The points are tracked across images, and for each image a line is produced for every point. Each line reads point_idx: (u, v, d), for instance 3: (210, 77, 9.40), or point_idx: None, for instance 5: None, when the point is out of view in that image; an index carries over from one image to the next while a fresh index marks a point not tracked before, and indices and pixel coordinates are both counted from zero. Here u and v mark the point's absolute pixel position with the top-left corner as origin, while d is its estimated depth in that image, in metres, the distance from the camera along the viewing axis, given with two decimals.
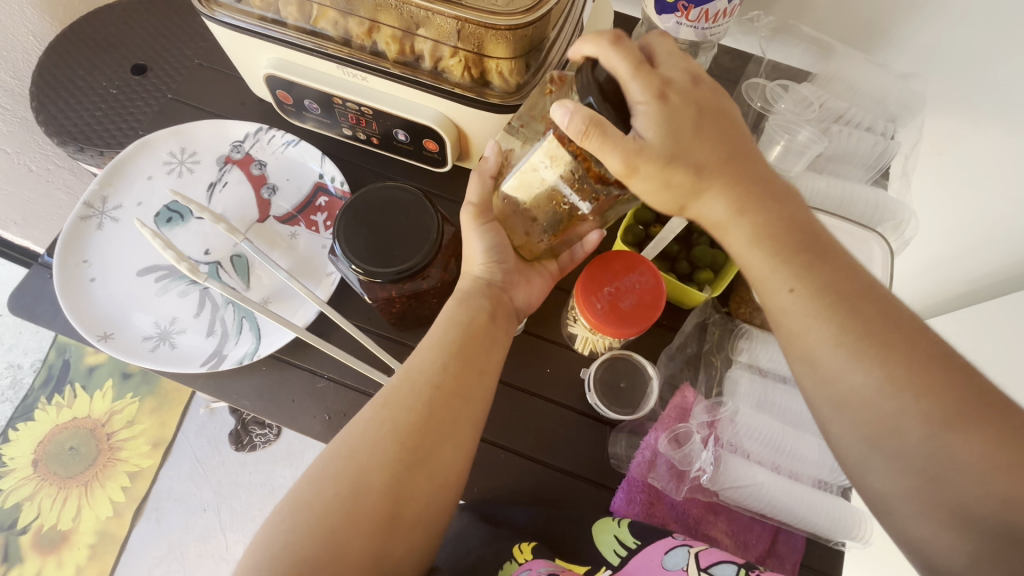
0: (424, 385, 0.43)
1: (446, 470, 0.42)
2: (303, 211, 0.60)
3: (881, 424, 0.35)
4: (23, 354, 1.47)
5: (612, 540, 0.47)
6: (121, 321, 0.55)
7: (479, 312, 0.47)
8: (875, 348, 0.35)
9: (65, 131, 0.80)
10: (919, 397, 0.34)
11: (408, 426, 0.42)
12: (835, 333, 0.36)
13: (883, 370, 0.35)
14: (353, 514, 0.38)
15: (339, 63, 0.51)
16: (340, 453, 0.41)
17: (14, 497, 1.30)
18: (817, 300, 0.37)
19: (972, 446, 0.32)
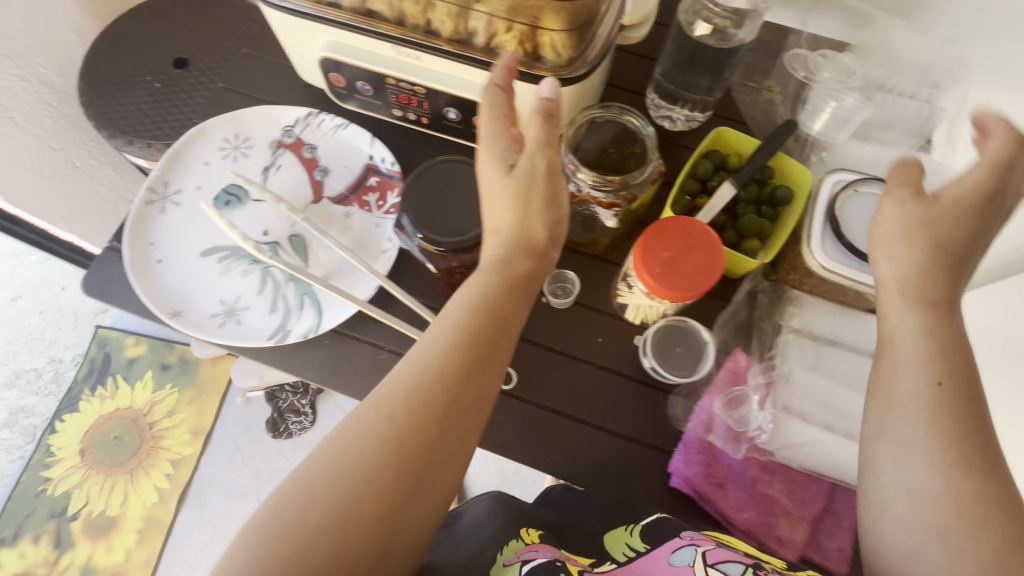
0: (437, 394, 0.40)
1: (450, 478, 0.40)
2: (355, 192, 0.62)
3: (908, 470, 0.36)
4: (65, 349, 1.53)
5: (622, 545, 0.47)
6: (188, 300, 0.57)
7: (501, 304, 0.44)
8: (938, 418, 0.37)
9: (114, 125, 0.84)
10: (930, 461, 0.36)
11: (417, 437, 0.39)
12: (921, 385, 0.38)
13: (941, 429, 0.36)
14: (348, 530, 0.35)
15: (394, 43, 0.53)
16: (333, 469, 0.37)
17: (62, 485, 1.35)
18: (938, 356, 0.38)
19: (969, 508, 0.34)
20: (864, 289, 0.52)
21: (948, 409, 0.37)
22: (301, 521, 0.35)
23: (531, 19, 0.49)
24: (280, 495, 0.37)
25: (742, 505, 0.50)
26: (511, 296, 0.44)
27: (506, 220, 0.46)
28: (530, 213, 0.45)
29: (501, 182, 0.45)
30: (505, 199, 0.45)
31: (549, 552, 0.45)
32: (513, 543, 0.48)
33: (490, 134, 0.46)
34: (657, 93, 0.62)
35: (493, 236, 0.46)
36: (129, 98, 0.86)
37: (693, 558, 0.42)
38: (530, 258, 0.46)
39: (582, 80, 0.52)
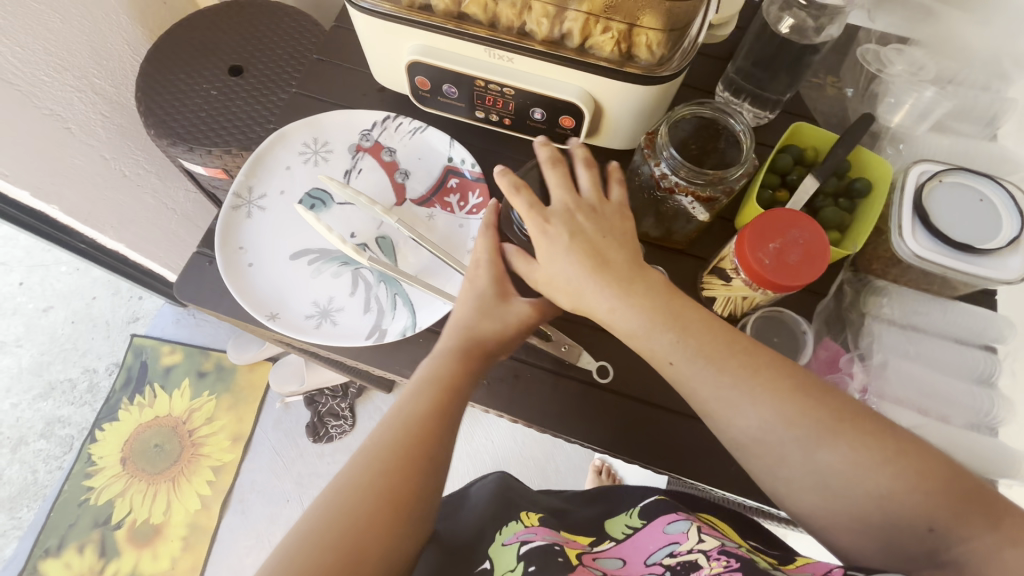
0: (414, 433, 0.46)
1: (436, 483, 0.46)
2: (437, 193, 0.63)
3: (776, 446, 0.43)
4: (98, 359, 1.53)
5: (622, 525, 0.59)
6: (283, 302, 0.58)
7: (448, 367, 0.50)
8: (796, 394, 0.43)
9: (174, 133, 0.84)
10: (806, 434, 0.42)
11: (398, 472, 0.45)
12: (718, 380, 0.44)
13: (799, 402, 0.42)
14: (347, 560, 0.41)
15: (487, 46, 0.54)
16: (324, 520, 0.43)
17: (104, 494, 1.35)
18: (699, 355, 0.45)
19: (845, 452, 0.41)
20: (953, 275, 0.53)
21: (781, 391, 0.43)
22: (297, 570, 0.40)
23: (628, 18, 0.50)
24: (272, 557, 0.42)
25: None
26: (462, 370, 0.50)
27: (481, 326, 0.51)
28: (513, 324, 0.51)
29: (508, 307, 0.51)
30: (471, 306, 0.51)
31: (548, 536, 0.55)
32: (512, 526, 0.57)
33: (490, 265, 0.52)
34: (727, 88, 0.65)
35: (454, 329, 0.51)
36: (188, 106, 0.86)
37: (687, 527, 0.51)
38: (496, 344, 0.51)
39: (673, 79, 0.52)
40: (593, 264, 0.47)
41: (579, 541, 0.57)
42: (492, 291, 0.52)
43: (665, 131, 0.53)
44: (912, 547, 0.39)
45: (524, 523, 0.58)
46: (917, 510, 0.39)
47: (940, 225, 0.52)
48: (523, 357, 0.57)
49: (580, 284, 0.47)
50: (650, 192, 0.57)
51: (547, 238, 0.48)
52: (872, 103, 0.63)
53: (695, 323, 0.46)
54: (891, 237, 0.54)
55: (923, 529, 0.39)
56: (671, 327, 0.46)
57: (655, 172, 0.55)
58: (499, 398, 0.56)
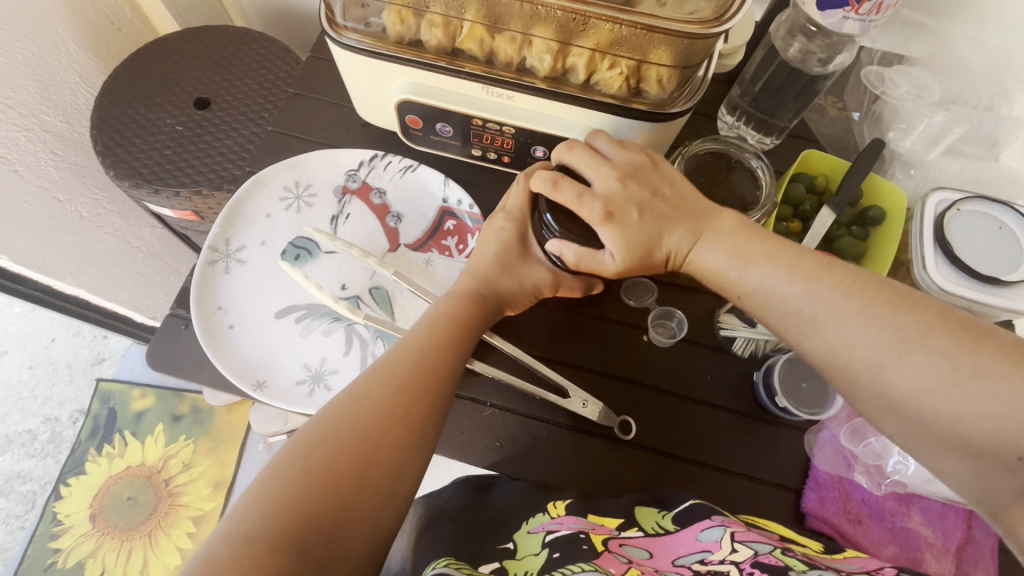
0: (431, 358, 0.45)
1: (445, 409, 0.45)
2: (433, 236, 0.59)
3: (846, 364, 0.38)
4: (60, 407, 1.43)
5: (653, 519, 0.45)
6: (271, 367, 0.52)
7: (466, 301, 0.50)
8: (868, 310, 0.38)
9: (137, 174, 0.78)
10: (886, 343, 0.37)
11: (412, 388, 0.43)
12: (784, 297, 0.40)
13: (868, 317, 0.37)
14: (360, 467, 0.39)
15: (484, 83, 0.50)
16: (275, 470, 0.39)
17: (74, 555, 1.25)
18: (767, 272, 0.41)
19: (925, 365, 0.36)
20: (978, 308, 0.51)
21: (855, 308, 0.38)
22: (312, 469, 0.38)
23: (637, 54, 0.46)
24: (280, 457, 0.40)
25: (885, 541, 0.48)
26: (481, 303, 0.50)
27: (500, 279, 0.51)
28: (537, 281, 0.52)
29: (529, 269, 0.52)
30: (489, 254, 0.52)
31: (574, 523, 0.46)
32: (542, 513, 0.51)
33: (518, 222, 0.52)
34: (728, 111, 0.63)
35: (472, 275, 0.52)
36: (149, 144, 0.79)
37: (720, 535, 0.40)
38: (516, 297, 0.52)
39: (681, 117, 0.49)
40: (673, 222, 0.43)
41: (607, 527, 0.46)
42: (515, 248, 0.52)
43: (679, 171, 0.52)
44: (991, 476, 0.34)
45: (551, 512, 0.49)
46: (1004, 435, 0.33)
47: (962, 257, 0.50)
48: (537, 413, 0.53)
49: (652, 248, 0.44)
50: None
51: (618, 224, 0.43)
52: (879, 127, 0.61)
53: (766, 244, 0.42)
54: (913, 268, 0.53)
55: (1010, 456, 0.33)
56: (736, 253, 0.42)
57: None
58: (513, 462, 0.52)
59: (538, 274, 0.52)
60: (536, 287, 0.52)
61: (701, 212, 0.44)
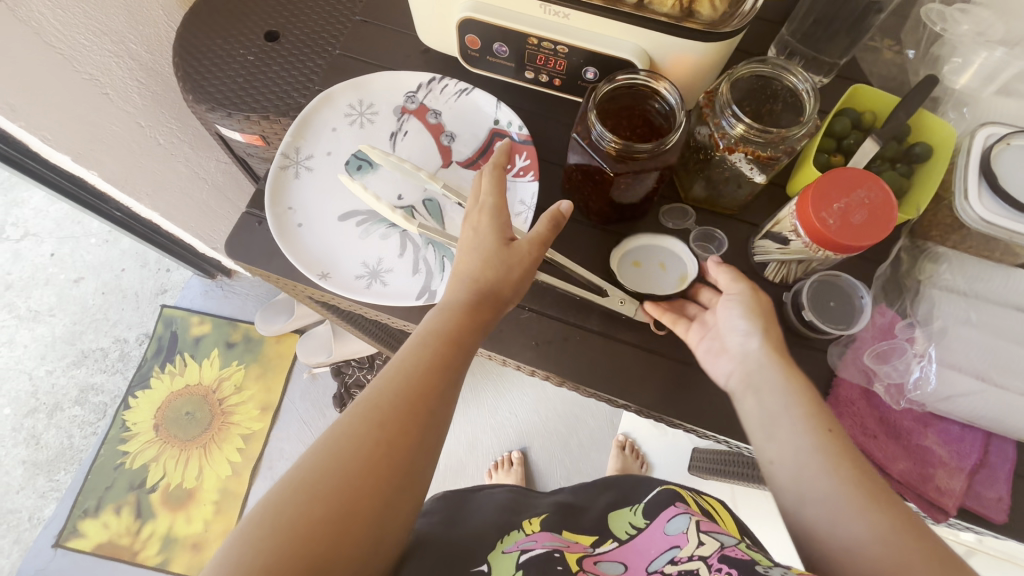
0: (416, 388, 0.46)
1: (436, 436, 0.46)
2: (484, 156, 0.63)
3: (799, 462, 0.45)
4: (128, 329, 1.56)
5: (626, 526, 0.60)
6: (333, 262, 0.58)
7: (451, 319, 0.50)
8: (872, 509, 0.41)
9: (213, 98, 0.84)
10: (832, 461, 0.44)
11: (395, 424, 0.44)
12: (768, 392, 0.48)
13: (873, 516, 0.41)
14: (349, 509, 0.41)
15: (544, 1, 0.52)
16: (270, 510, 0.40)
17: (139, 459, 1.39)
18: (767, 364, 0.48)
19: (858, 500, 0.42)
20: (1020, 240, 0.50)
21: (866, 509, 0.41)
22: (305, 513, 0.40)
23: None
24: (258, 510, 0.40)
25: (897, 457, 0.50)
26: (470, 321, 0.50)
27: (486, 275, 0.50)
28: (515, 265, 0.51)
29: (512, 252, 0.51)
30: (476, 255, 0.51)
31: (546, 544, 0.58)
32: (513, 535, 0.62)
33: (494, 212, 0.52)
34: (778, 50, 0.64)
35: (461, 281, 0.51)
36: (225, 72, 0.86)
37: (686, 525, 0.53)
38: (506, 290, 0.51)
39: (734, 38, 0.51)
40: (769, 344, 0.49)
41: (582, 543, 0.60)
42: (496, 237, 0.51)
43: (723, 95, 0.51)
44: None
45: (524, 533, 0.62)
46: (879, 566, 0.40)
47: (1007, 188, 0.50)
48: (572, 319, 0.57)
49: (741, 345, 0.50)
50: (704, 152, 0.55)
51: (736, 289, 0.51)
52: (935, 65, 0.61)
53: (814, 407, 0.46)
54: (954, 201, 0.53)
55: None
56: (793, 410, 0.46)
57: (714, 132, 0.52)
58: (546, 361, 0.56)
59: (518, 256, 0.51)
60: (521, 274, 0.51)
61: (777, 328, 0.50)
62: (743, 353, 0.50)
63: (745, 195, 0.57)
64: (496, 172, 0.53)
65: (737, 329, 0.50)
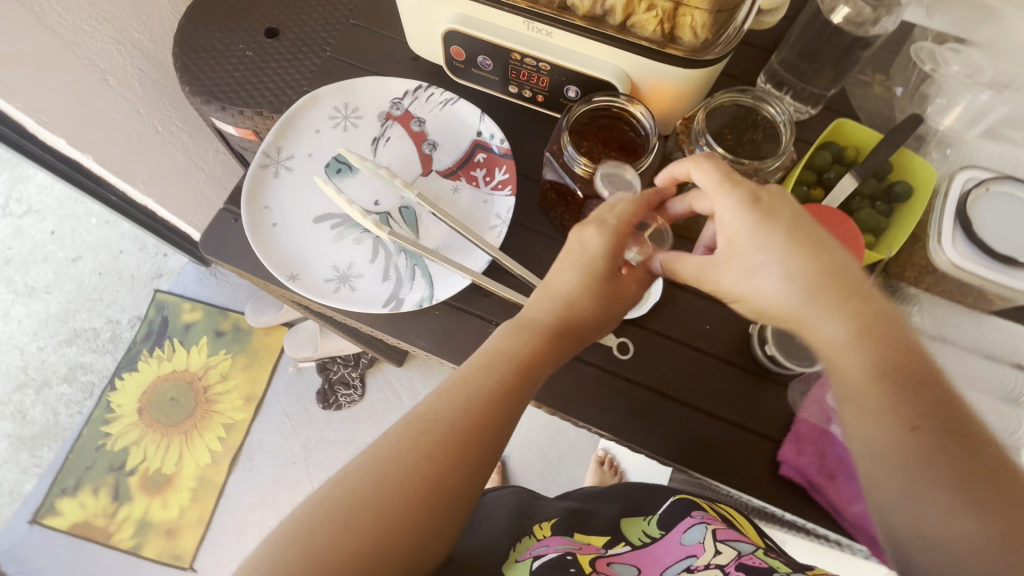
0: (465, 421, 0.45)
1: (484, 471, 0.45)
2: (463, 167, 0.63)
3: (872, 428, 0.37)
4: (121, 311, 1.57)
5: (638, 531, 0.60)
6: (303, 264, 0.58)
7: (527, 339, 0.47)
8: (944, 484, 0.35)
9: (208, 91, 0.85)
10: (900, 414, 0.36)
11: (444, 456, 0.43)
12: (829, 342, 0.39)
13: (930, 451, 0.35)
14: (389, 534, 0.41)
15: (527, 18, 0.52)
16: (304, 520, 0.41)
17: (121, 441, 1.40)
18: (823, 308, 0.38)
19: (937, 463, 0.35)
20: (989, 288, 0.50)
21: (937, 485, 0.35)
22: (343, 529, 0.40)
23: None
24: (296, 511, 0.42)
25: (856, 498, 0.49)
26: (548, 348, 0.47)
27: (582, 302, 0.47)
28: (618, 303, 0.49)
29: (621, 288, 0.48)
30: (576, 272, 0.47)
31: (559, 548, 0.57)
32: (524, 543, 0.61)
33: (617, 237, 0.46)
34: (767, 79, 0.63)
35: (553, 299, 0.47)
36: (222, 66, 0.86)
37: (702, 535, 0.51)
38: (593, 326, 0.48)
39: (714, 65, 0.51)
40: (821, 277, 0.39)
41: (594, 545, 0.58)
42: (608, 268, 0.47)
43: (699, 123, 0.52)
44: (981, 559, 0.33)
45: (534, 539, 0.61)
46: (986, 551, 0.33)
47: (981, 235, 0.49)
48: None
49: (772, 278, 0.40)
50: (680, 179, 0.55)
51: (735, 200, 0.41)
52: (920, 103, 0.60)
53: (887, 355, 0.37)
54: (928, 244, 0.52)
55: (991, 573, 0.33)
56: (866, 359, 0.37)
57: (689, 159, 0.53)
58: None
59: (626, 289, 0.49)
60: (614, 314, 0.49)
61: (813, 239, 0.39)
62: (776, 286, 0.40)
63: None
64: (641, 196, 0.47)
65: (766, 253, 0.40)
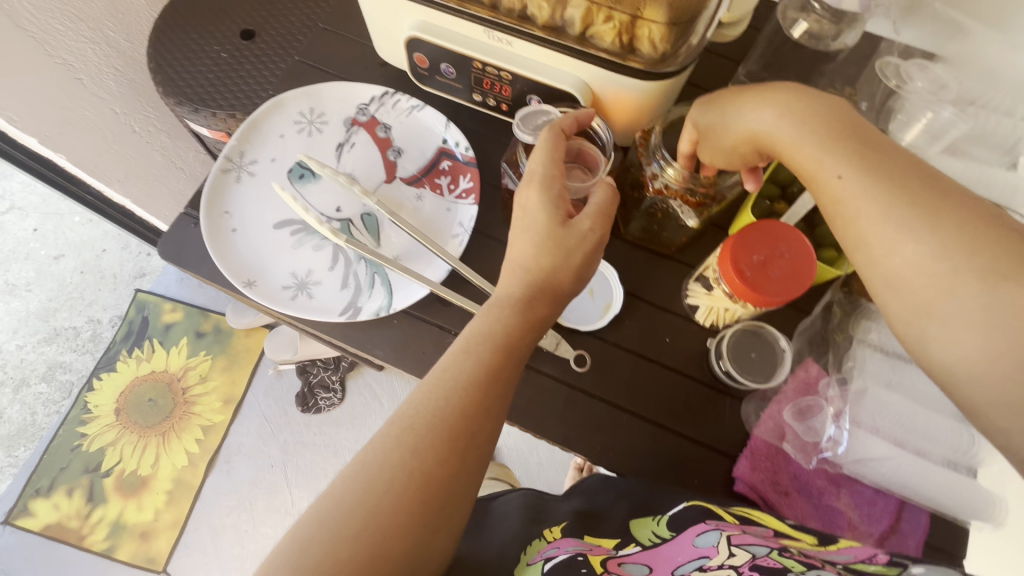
0: (453, 408, 0.44)
1: (478, 458, 0.44)
2: (427, 174, 0.62)
3: (929, 277, 0.34)
4: (101, 309, 1.56)
5: (648, 530, 0.48)
6: (261, 270, 0.58)
7: (506, 317, 0.47)
8: (1003, 281, 0.32)
9: (181, 92, 0.84)
10: (961, 254, 0.33)
11: (433, 450, 0.42)
12: (867, 201, 0.37)
13: (994, 287, 0.32)
14: (389, 537, 0.39)
15: (487, 26, 0.52)
16: (292, 535, 0.39)
17: (97, 442, 1.38)
18: (857, 169, 0.37)
19: (1006, 301, 0.31)
20: None
21: (994, 280, 0.32)
22: (336, 536, 0.39)
23: (631, 8, 0.48)
24: (281, 542, 0.40)
25: (807, 516, 0.49)
26: (520, 323, 0.47)
27: (535, 260, 0.48)
28: (569, 245, 0.48)
29: (569, 227, 0.48)
30: (529, 241, 0.48)
31: (571, 547, 0.51)
32: (536, 544, 0.55)
33: (545, 183, 0.48)
34: None
35: (515, 273, 0.48)
36: (196, 67, 0.86)
37: (717, 539, 0.41)
38: (556, 278, 0.48)
39: (675, 77, 0.50)
40: (838, 139, 0.38)
41: (605, 548, 0.50)
42: (544, 215, 0.47)
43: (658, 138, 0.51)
44: None
45: (547, 540, 0.54)
46: None
47: None
48: None
49: (783, 131, 0.41)
50: (639, 192, 0.55)
51: (742, 105, 0.43)
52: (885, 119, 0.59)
53: (907, 177, 0.36)
54: None
55: None
56: (886, 184, 0.36)
57: (647, 172, 0.52)
58: None
59: (577, 227, 0.48)
60: (570, 250, 0.48)
61: (823, 110, 0.39)
62: (795, 136, 0.40)
63: (682, 237, 0.56)
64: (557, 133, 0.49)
65: (770, 110, 0.41)
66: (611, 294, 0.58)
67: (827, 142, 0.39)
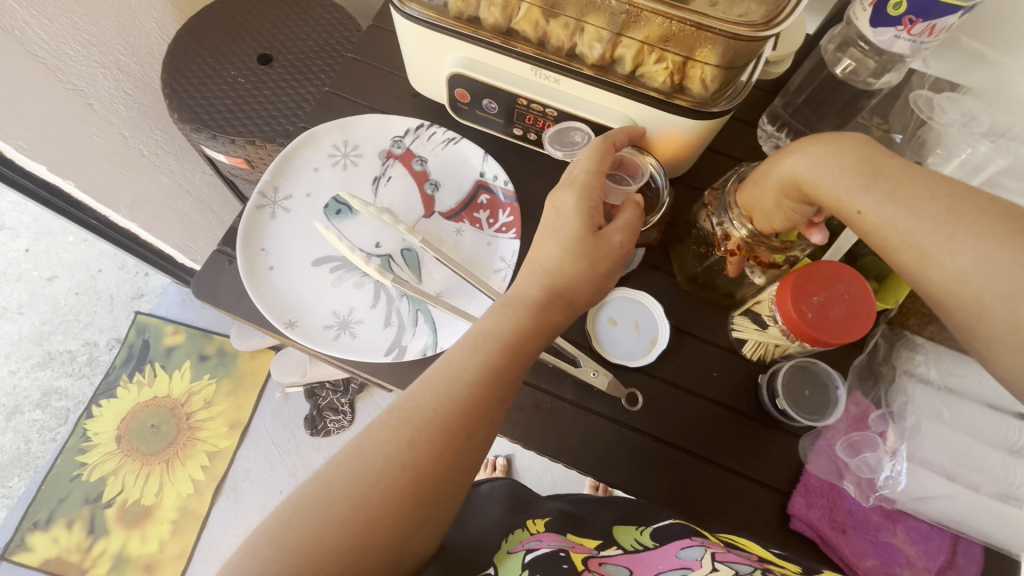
0: (453, 405, 0.43)
1: (473, 456, 0.43)
2: (466, 208, 0.62)
3: (974, 291, 0.35)
4: (98, 332, 1.51)
5: (631, 538, 0.50)
6: (302, 309, 0.56)
7: (516, 317, 0.46)
8: None
9: (199, 119, 0.82)
10: (1000, 268, 0.34)
11: (430, 446, 0.41)
12: (900, 230, 0.38)
13: None
14: (382, 527, 0.39)
15: (534, 65, 0.52)
16: (282, 517, 0.39)
17: (98, 471, 1.34)
18: (884, 201, 0.38)
19: None
20: None
21: None
22: (325, 522, 0.38)
23: (685, 50, 0.47)
24: (268, 520, 0.40)
25: (865, 553, 0.49)
26: (532, 327, 0.46)
27: (563, 270, 0.48)
28: (601, 258, 0.48)
29: (603, 240, 0.48)
30: (555, 246, 0.48)
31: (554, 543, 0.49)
32: (518, 534, 0.53)
33: (585, 192, 0.48)
34: (767, 121, 0.65)
35: (535, 275, 0.48)
36: (213, 92, 0.84)
37: (701, 554, 0.42)
38: (581, 288, 0.48)
39: (720, 118, 0.51)
40: (862, 174, 0.39)
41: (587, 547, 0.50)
42: (581, 224, 0.47)
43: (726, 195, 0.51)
44: None
45: (529, 532, 0.52)
46: None
47: None
48: (544, 385, 0.56)
49: (809, 171, 0.41)
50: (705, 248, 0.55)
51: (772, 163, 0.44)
52: (919, 150, 0.60)
53: (936, 197, 0.37)
54: None
55: None
56: (912, 213, 0.37)
57: (717, 231, 0.52)
58: (513, 427, 0.54)
59: (609, 239, 0.48)
60: (602, 263, 0.48)
61: (849, 146, 0.40)
62: (821, 179, 0.41)
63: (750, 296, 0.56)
64: (603, 146, 0.50)
65: (799, 152, 0.42)
66: (657, 328, 0.57)
67: (849, 182, 0.40)
